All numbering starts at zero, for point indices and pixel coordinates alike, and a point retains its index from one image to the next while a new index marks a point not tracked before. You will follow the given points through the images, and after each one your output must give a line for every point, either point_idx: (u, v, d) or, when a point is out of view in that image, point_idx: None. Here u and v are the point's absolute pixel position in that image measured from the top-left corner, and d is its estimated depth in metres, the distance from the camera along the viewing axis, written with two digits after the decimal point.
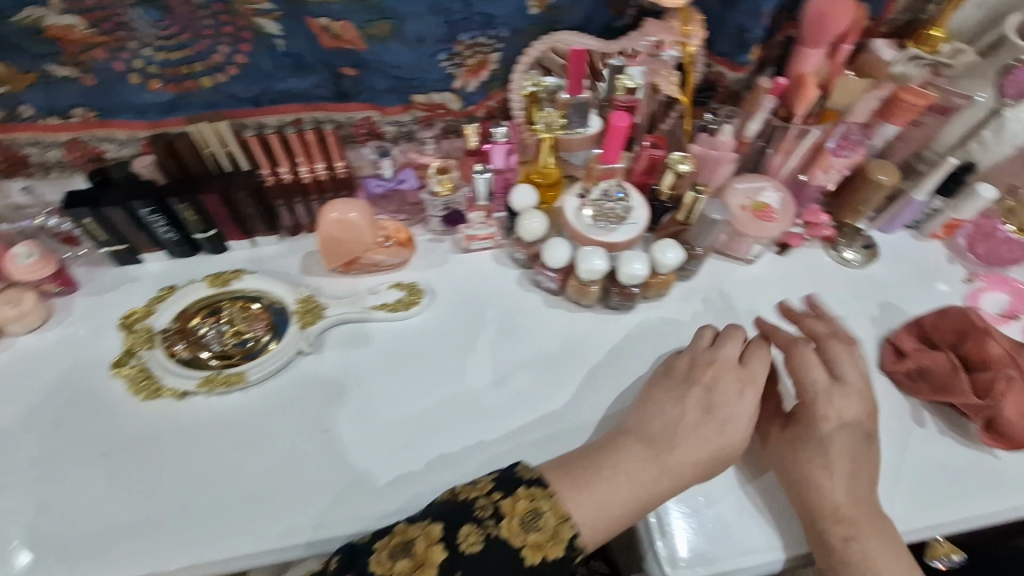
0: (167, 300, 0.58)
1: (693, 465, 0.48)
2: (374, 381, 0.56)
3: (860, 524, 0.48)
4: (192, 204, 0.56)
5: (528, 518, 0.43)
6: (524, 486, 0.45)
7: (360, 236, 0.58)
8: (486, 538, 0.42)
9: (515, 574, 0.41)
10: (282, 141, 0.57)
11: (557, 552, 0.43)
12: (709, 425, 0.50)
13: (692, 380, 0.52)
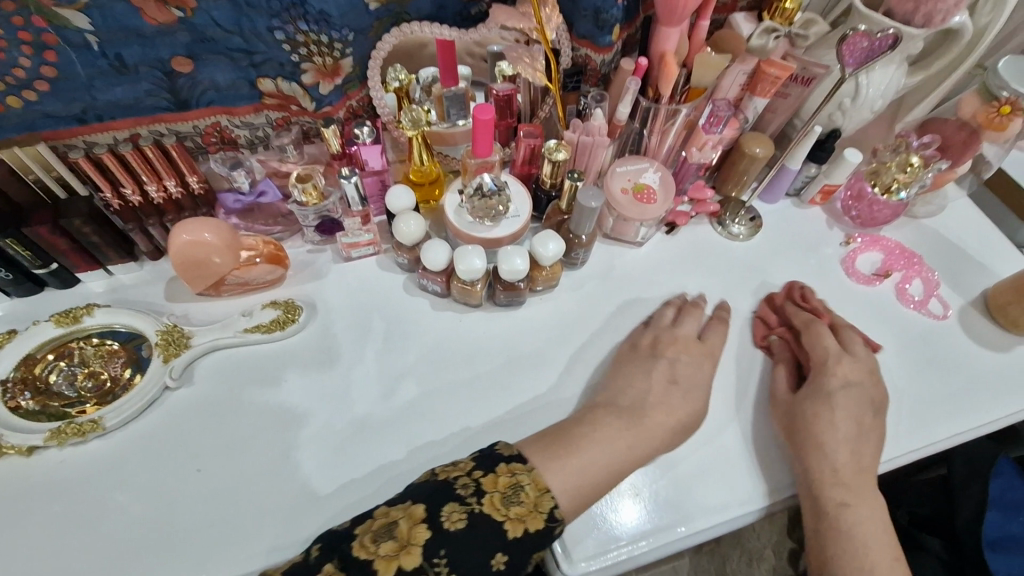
0: (6, 347, 0.52)
1: (658, 427, 0.50)
2: (302, 396, 0.54)
3: (855, 490, 0.51)
4: (18, 238, 0.50)
5: (507, 492, 0.42)
6: (503, 462, 0.43)
7: (220, 257, 0.53)
8: (463, 512, 0.40)
9: (499, 549, 0.40)
10: (119, 161, 0.51)
11: (538, 525, 0.41)
12: (670, 390, 0.52)
13: (657, 354, 0.55)
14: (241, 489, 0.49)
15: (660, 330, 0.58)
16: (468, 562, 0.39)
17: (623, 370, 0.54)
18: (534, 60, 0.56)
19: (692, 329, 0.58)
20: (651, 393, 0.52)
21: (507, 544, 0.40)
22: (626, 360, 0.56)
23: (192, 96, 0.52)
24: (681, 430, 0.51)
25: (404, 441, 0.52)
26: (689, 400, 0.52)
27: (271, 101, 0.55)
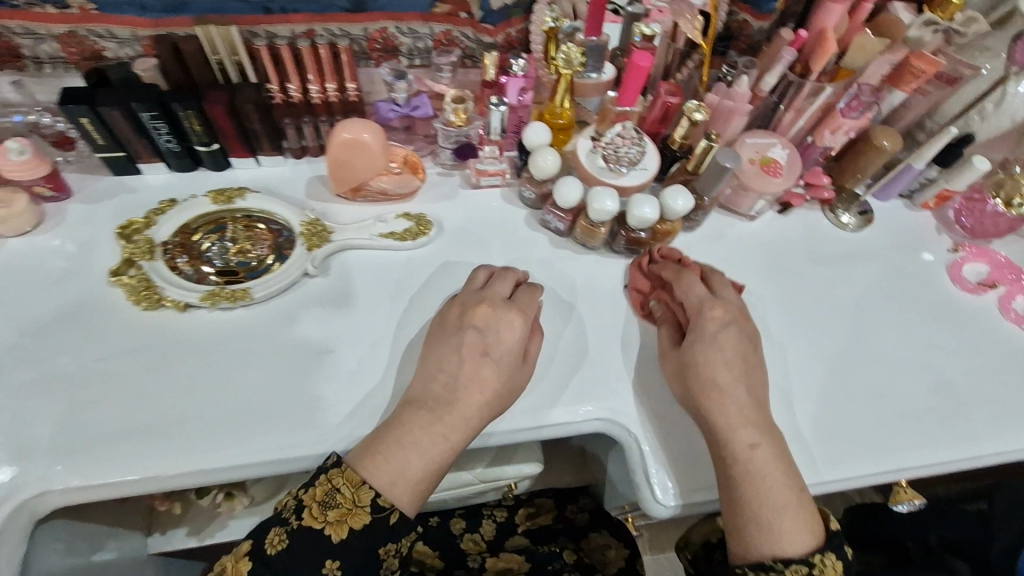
0: (169, 212, 0.57)
1: (473, 411, 0.48)
2: (224, 349, 0.52)
3: (763, 429, 0.49)
4: (197, 112, 0.54)
5: (324, 500, 0.43)
6: (324, 472, 0.45)
7: (370, 160, 0.57)
8: (285, 536, 0.43)
9: (326, 554, 0.43)
10: (293, 55, 0.54)
11: (363, 519, 0.44)
12: (478, 367, 0.49)
13: (464, 325, 0.51)
14: (283, 381, 0.51)
15: (468, 297, 0.54)
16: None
17: (430, 353, 0.51)
18: (694, 17, 0.57)
19: (501, 291, 0.54)
20: (462, 376, 0.49)
21: (337, 551, 0.43)
22: (436, 335, 0.52)
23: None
24: (502, 403, 0.50)
25: None
26: (496, 378, 0.49)
27: (443, 7, 0.56)
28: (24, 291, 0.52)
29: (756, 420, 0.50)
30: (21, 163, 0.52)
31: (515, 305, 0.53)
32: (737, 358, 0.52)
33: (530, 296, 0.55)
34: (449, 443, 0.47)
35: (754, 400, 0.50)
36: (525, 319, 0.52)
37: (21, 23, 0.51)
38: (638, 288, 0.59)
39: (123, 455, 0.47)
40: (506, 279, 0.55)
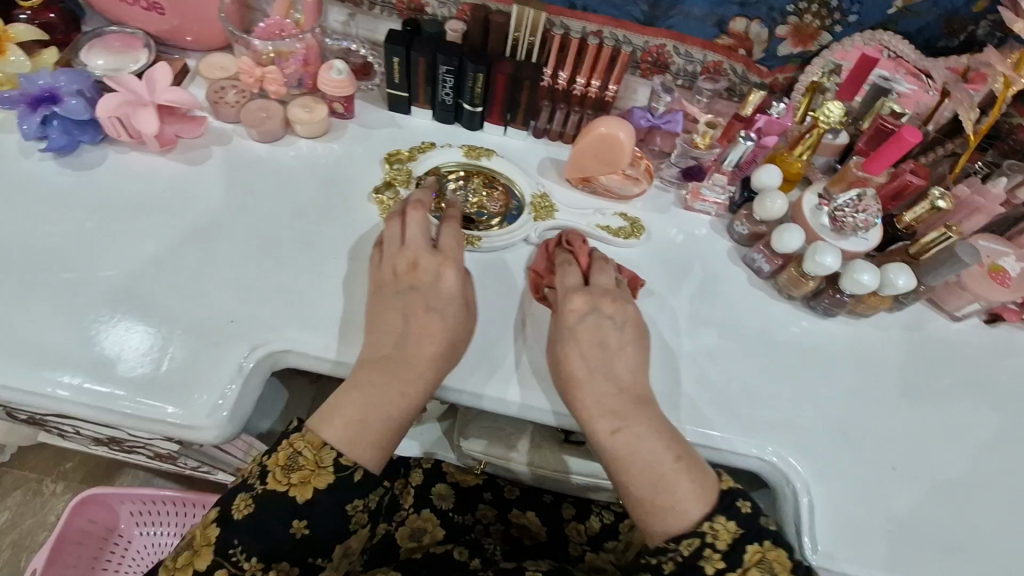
0: (429, 152, 0.64)
1: (422, 364, 0.50)
2: (247, 260, 0.56)
3: (631, 414, 0.49)
4: (484, 75, 0.61)
5: (285, 464, 0.47)
6: (285, 438, 0.48)
7: (615, 156, 0.61)
8: (252, 500, 0.46)
9: (294, 514, 0.46)
10: (579, 47, 0.60)
11: (327, 479, 0.47)
12: (426, 320, 0.51)
13: (401, 287, 0.53)
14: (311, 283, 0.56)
15: (398, 258, 0.54)
16: (268, 537, 0.46)
17: (377, 309, 0.53)
18: (972, 109, 0.56)
19: (421, 238, 0.54)
20: (410, 329, 0.51)
21: (301, 510, 0.47)
22: (383, 287, 0.54)
23: (662, 14, 0.59)
24: (457, 348, 0.52)
25: (697, 377, 0.57)
26: (443, 330, 0.51)
27: (727, 40, 0.60)
28: (301, 185, 0.61)
29: (622, 407, 0.49)
30: (337, 82, 0.61)
31: (439, 255, 0.54)
32: (592, 346, 0.51)
33: (456, 237, 0.56)
34: (414, 392, 0.50)
35: (619, 383, 0.50)
36: (454, 264, 0.54)
37: None
38: (537, 271, 0.58)
39: (350, 344, 0.54)
40: (415, 220, 0.55)
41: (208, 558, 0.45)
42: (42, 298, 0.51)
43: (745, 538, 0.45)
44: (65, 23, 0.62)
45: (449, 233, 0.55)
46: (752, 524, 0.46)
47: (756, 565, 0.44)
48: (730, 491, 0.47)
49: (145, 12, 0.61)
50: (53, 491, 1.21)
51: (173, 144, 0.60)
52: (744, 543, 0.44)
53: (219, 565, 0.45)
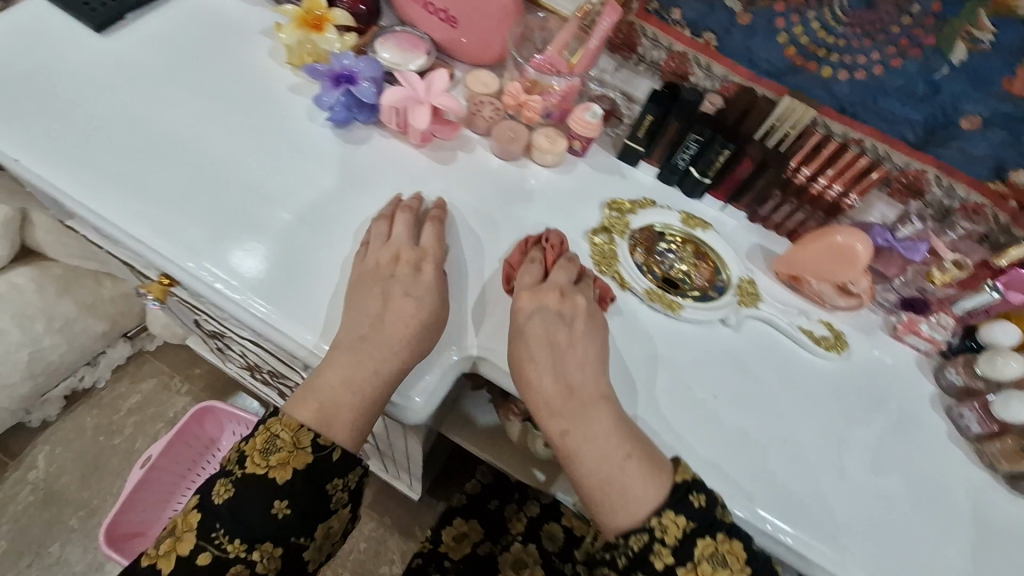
0: (648, 209, 0.65)
1: (398, 342, 0.54)
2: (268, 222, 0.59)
3: (568, 415, 0.52)
4: (731, 152, 0.62)
5: (264, 446, 0.52)
6: (262, 424, 0.53)
7: (848, 267, 0.59)
8: (230, 486, 0.51)
9: (272, 495, 0.51)
10: (836, 151, 0.60)
11: (304, 459, 0.52)
12: (402, 304, 0.55)
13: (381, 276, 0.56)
14: (315, 253, 0.58)
15: (381, 253, 0.57)
16: (249, 518, 0.51)
17: (356, 290, 0.56)
18: None
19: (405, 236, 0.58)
20: (387, 312, 0.55)
21: (280, 491, 0.51)
22: (364, 276, 0.56)
23: (934, 142, 0.57)
24: (433, 328, 0.55)
25: (873, 520, 0.53)
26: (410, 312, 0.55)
27: (1001, 188, 0.57)
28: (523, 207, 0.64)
29: (566, 408, 0.52)
30: (589, 123, 0.64)
31: (416, 250, 0.58)
32: (543, 342, 0.54)
33: (437, 236, 0.59)
34: (388, 367, 0.53)
35: (562, 383, 0.53)
36: (433, 262, 0.57)
37: (656, 31, 0.63)
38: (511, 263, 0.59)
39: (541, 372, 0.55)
40: (402, 222, 0.59)
41: (190, 542, 0.50)
42: (258, 230, 0.59)
43: (698, 532, 0.47)
44: (370, 15, 0.69)
45: (429, 233, 0.59)
46: (705, 520, 0.47)
47: (706, 560, 0.47)
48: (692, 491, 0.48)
49: (440, 22, 0.68)
50: (178, 390, 1.34)
51: (426, 142, 0.66)
52: (695, 539, 0.47)
53: (205, 547, 0.50)
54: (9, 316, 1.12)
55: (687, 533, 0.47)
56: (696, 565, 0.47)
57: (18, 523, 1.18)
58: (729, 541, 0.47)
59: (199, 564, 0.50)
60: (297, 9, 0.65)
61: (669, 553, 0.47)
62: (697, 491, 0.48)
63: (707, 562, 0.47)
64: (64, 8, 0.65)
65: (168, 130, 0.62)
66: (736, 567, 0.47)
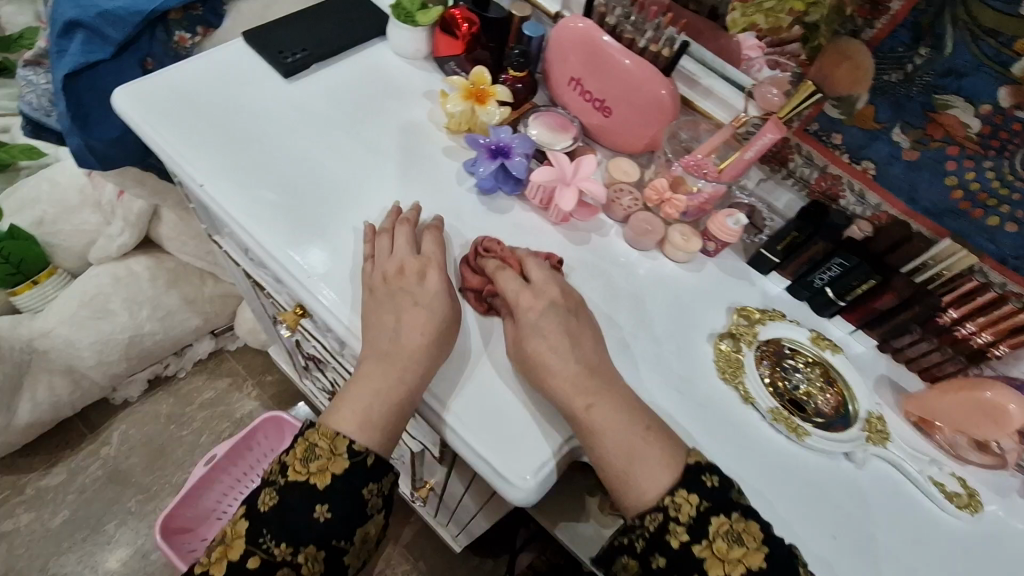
0: (778, 321, 0.63)
1: (414, 353, 0.54)
2: (334, 227, 0.63)
3: (594, 389, 0.53)
4: (876, 283, 0.60)
5: (304, 455, 0.53)
6: (301, 436, 0.55)
7: (996, 424, 0.56)
8: (275, 493, 0.53)
9: (312, 500, 0.52)
10: (992, 301, 0.57)
11: (342, 465, 0.53)
12: (412, 315, 0.56)
13: (389, 291, 0.58)
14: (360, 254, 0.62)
15: (388, 264, 0.59)
16: (292, 524, 0.52)
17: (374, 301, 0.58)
18: None
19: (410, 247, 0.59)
20: (402, 326, 0.56)
21: (321, 496, 0.52)
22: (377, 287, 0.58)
23: None
24: (446, 335, 0.56)
25: None
26: (423, 330, 0.55)
27: None
28: (651, 299, 0.64)
29: (592, 384, 0.53)
30: (731, 229, 0.64)
31: (420, 260, 0.59)
32: (558, 337, 0.55)
33: (438, 243, 0.61)
34: (411, 376, 0.54)
35: (584, 364, 0.54)
36: (437, 267, 0.59)
37: (812, 152, 0.63)
38: (474, 287, 0.60)
39: None
40: (402, 236, 0.61)
41: (240, 548, 0.52)
42: (330, 229, 0.63)
43: (711, 510, 0.49)
44: (526, 93, 0.73)
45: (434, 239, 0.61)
46: (718, 498, 0.49)
47: (722, 537, 0.48)
48: (701, 469, 0.50)
49: (594, 109, 0.71)
50: (248, 394, 1.39)
51: (563, 221, 0.67)
52: (707, 518, 0.48)
53: (253, 552, 0.51)
54: (122, 300, 1.22)
55: (703, 510, 0.49)
56: (711, 543, 0.48)
57: (83, 495, 1.23)
58: (747, 521, 0.49)
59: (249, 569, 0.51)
60: (464, 81, 0.70)
61: (683, 529, 0.49)
62: (710, 472, 0.50)
63: (721, 539, 0.48)
64: (259, 52, 0.72)
65: (272, 149, 0.67)
66: (753, 547, 0.48)
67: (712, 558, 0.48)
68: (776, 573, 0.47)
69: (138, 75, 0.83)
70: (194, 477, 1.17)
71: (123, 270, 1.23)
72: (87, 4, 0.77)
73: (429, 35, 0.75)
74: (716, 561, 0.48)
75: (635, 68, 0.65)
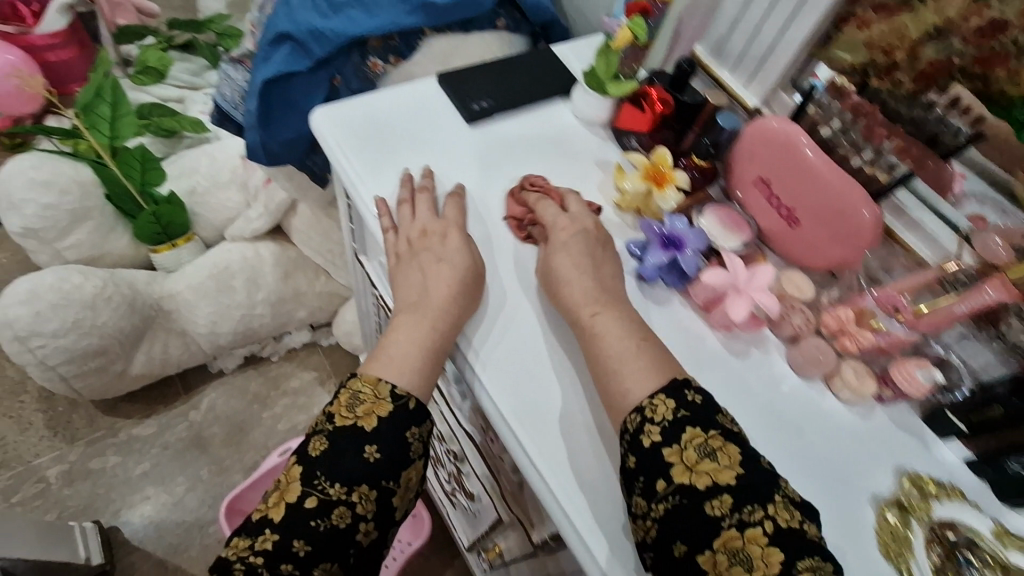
0: (956, 502, 0.55)
1: (442, 304, 0.58)
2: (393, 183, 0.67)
3: (609, 303, 0.57)
4: None
5: (349, 402, 0.54)
6: (345, 387, 0.55)
7: None
8: (325, 439, 0.53)
9: (362, 442, 0.52)
10: None
11: (387, 410, 0.54)
12: (438, 269, 0.60)
13: (416, 253, 0.62)
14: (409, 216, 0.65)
15: (413, 228, 0.63)
16: (344, 465, 0.52)
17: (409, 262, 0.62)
18: None
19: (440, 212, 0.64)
20: (429, 279, 0.60)
21: (370, 437, 0.52)
22: (409, 249, 0.63)
23: None
24: (464, 288, 0.59)
25: None
26: (444, 285, 0.59)
27: None
28: (809, 438, 0.58)
29: (586, 283, 0.58)
30: (921, 384, 0.57)
31: (442, 223, 0.63)
32: (580, 257, 0.60)
33: (460, 210, 0.65)
34: (441, 332, 0.57)
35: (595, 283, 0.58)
36: (456, 228, 0.63)
37: None
38: (515, 216, 0.66)
39: None
40: (423, 203, 0.64)
41: (296, 491, 0.51)
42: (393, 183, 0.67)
43: (691, 421, 0.49)
44: (703, 181, 0.70)
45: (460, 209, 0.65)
46: (700, 413, 0.49)
47: (693, 446, 0.48)
48: (685, 384, 0.51)
49: (776, 214, 0.66)
50: (329, 389, 1.43)
51: (724, 329, 0.62)
52: (683, 428, 0.48)
53: (309, 493, 0.51)
54: (244, 279, 1.29)
55: (678, 418, 0.49)
56: (683, 450, 0.48)
57: (165, 451, 1.29)
58: (724, 441, 0.48)
59: (308, 509, 0.51)
60: (645, 160, 0.68)
61: (657, 429, 0.49)
62: (693, 390, 0.51)
63: (693, 450, 0.47)
64: (450, 95, 0.74)
65: (362, 116, 0.71)
66: (725, 465, 0.47)
67: (681, 465, 0.47)
68: (744, 493, 0.45)
69: (324, 89, 0.86)
70: (266, 465, 1.19)
71: (251, 252, 1.30)
72: (300, 21, 0.82)
73: (615, 105, 0.74)
74: (684, 468, 0.47)
75: (839, 184, 0.60)
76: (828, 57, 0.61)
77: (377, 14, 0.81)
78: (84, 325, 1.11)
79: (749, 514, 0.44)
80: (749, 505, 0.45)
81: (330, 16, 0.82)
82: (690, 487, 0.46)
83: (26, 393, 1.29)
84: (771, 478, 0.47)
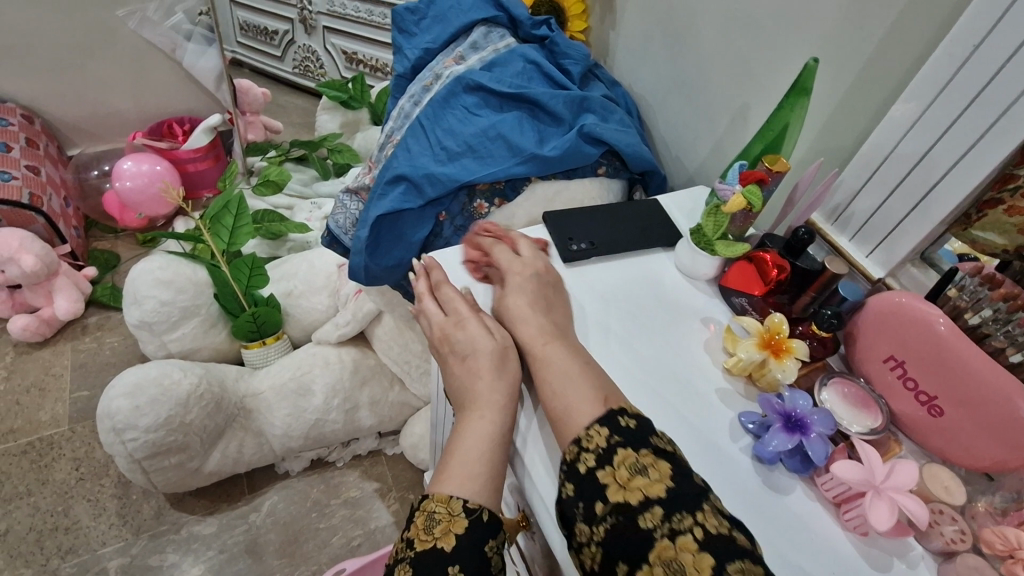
0: None
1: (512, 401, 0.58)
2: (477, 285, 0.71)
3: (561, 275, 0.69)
4: None
5: (425, 525, 0.51)
6: (419, 511, 0.52)
7: None
8: (408, 567, 0.49)
9: (445, 565, 0.48)
10: None
11: (463, 525, 0.50)
12: (480, 364, 0.60)
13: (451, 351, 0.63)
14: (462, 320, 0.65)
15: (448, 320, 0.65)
16: None
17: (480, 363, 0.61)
18: None
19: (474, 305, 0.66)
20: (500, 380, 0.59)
21: (452, 557, 0.49)
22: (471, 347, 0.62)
23: None
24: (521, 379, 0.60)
25: None
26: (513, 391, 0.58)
27: None
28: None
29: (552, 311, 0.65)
30: None
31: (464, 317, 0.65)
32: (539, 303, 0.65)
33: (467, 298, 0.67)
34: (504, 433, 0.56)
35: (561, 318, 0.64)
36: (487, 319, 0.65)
37: None
38: (474, 259, 0.73)
39: None
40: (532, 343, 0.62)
41: None
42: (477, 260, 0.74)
43: (622, 443, 0.51)
44: (823, 351, 0.65)
45: None
46: (632, 437, 0.51)
47: (626, 467, 0.49)
48: (621, 409, 0.54)
49: (914, 398, 0.60)
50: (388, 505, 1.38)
51: (860, 532, 0.54)
52: (614, 450, 0.51)
53: None
54: (324, 384, 1.31)
55: (611, 443, 0.51)
56: (615, 470, 0.50)
57: (220, 555, 1.26)
58: (655, 458, 0.50)
59: None
60: (758, 326, 0.65)
61: (592, 456, 0.51)
62: (626, 416, 0.53)
63: (626, 468, 0.49)
64: (552, 235, 0.77)
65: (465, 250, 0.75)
66: (656, 478, 0.48)
67: (615, 485, 0.49)
68: (676, 502, 0.47)
69: (430, 225, 0.92)
70: None
71: (333, 357, 1.34)
72: (418, 166, 0.89)
73: (723, 263, 0.73)
74: (617, 487, 0.49)
75: (991, 377, 0.54)
76: (971, 238, 0.59)
77: (489, 163, 0.88)
78: (174, 421, 1.14)
79: (679, 521, 0.46)
80: (679, 512, 0.46)
81: (446, 162, 0.89)
82: (624, 504, 0.48)
83: (107, 477, 1.33)
84: (703, 495, 0.48)
